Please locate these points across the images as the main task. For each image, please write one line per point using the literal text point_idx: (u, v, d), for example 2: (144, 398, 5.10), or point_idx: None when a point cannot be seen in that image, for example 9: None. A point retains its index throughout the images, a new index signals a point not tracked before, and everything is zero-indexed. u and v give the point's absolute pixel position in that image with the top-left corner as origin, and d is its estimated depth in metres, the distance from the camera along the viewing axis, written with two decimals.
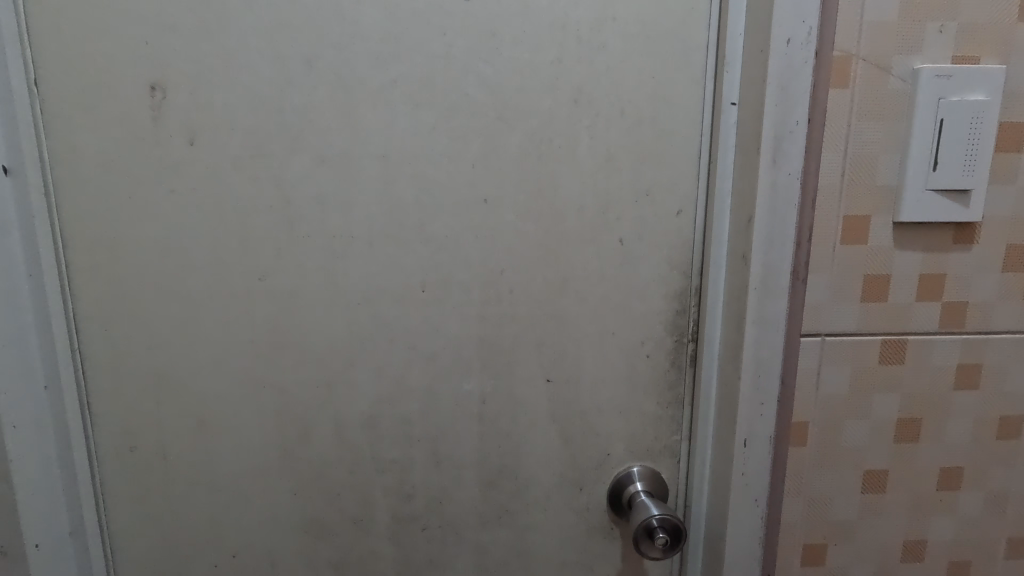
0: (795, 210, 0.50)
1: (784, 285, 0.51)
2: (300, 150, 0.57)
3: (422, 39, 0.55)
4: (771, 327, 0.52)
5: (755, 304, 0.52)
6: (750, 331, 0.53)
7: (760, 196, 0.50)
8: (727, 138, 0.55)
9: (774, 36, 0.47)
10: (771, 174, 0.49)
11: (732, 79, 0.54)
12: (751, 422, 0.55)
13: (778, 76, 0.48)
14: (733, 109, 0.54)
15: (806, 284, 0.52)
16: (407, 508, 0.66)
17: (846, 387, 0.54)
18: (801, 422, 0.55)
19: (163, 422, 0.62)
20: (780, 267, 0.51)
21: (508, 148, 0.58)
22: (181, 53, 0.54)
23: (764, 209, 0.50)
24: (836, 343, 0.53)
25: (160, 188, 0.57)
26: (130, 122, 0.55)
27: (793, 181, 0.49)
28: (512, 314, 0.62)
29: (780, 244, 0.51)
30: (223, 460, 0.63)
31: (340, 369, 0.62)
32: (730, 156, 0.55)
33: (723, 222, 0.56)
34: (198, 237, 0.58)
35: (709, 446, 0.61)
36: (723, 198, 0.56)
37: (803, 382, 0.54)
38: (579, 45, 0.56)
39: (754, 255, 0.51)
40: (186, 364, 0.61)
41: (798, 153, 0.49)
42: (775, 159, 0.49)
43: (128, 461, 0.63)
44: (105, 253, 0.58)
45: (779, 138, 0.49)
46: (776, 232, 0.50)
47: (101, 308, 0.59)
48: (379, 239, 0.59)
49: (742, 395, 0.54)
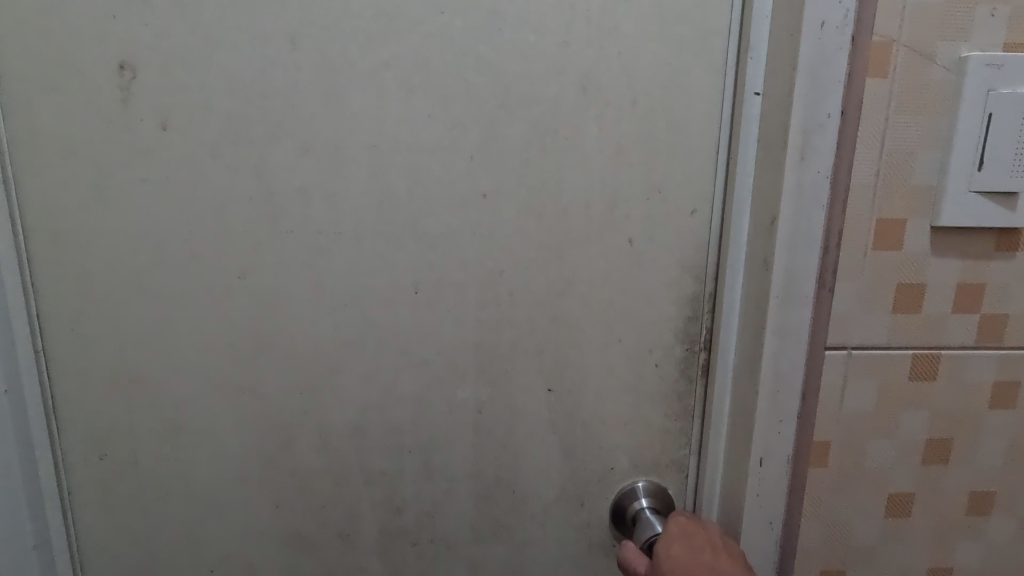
0: (823, 213, 0.45)
1: (809, 296, 0.47)
2: (283, 136, 0.52)
3: (418, 17, 0.51)
4: (791, 341, 0.48)
5: (775, 316, 0.47)
6: (769, 344, 0.48)
7: (785, 197, 0.45)
8: (749, 132, 0.50)
9: (807, 18, 0.42)
10: (798, 171, 0.44)
11: (756, 67, 0.49)
12: (768, 441, 0.50)
13: (809, 62, 0.42)
14: (756, 100, 0.49)
15: (830, 292, 0.47)
16: (396, 521, 0.62)
17: (874, 404, 0.50)
18: (823, 441, 0.51)
19: (135, 430, 0.58)
20: (804, 276, 0.46)
21: (509, 138, 0.54)
22: (152, 28, 0.49)
23: (789, 211, 0.45)
24: (864, 357, 0.49)
25: (132, 179, 0.52)
26: (95, 103, 0.51)
27: (823, 179, 0.44)
28: (511, 317, 0.58)
29: (806, 249, 0.46)
30: (200, 470, 0.59)
31: (325, 374, 0.58)
32: (751, 151, 0.50)
33: (743, 224, 0.51)
34: (173, 231, 0.54)
35: (720, 463, 0.57)
36: (743, 198, 0.51)
37: (825, 398, 0.50)
38: (588, 27, 0.52)
39: (776, 262, 0.46)
40: (157, 368, 0.57)
41: (828, 149, 0.44)
42: (803, 155, 0.44)
43: (98, 472, 0.59)
44: (70, 249, 0.54)
45: (808, 132, 0.43)
46: (802, 235, 0.45)
47: (68, 306, 0.55)
48: (368, 235, 0.55)
49: (759, 410, 0.50)
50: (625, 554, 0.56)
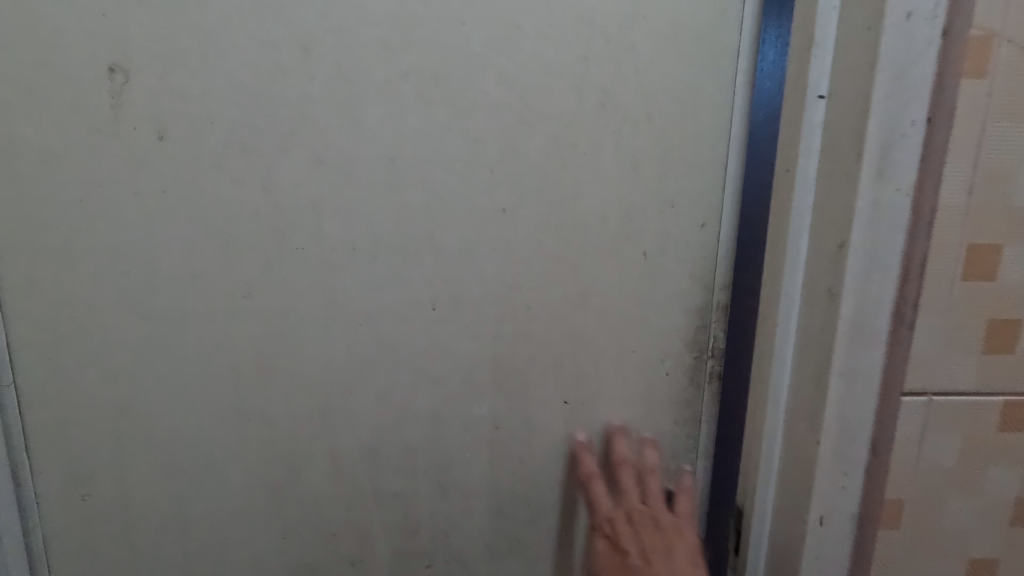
0: (903, 235, 0.42)
1: (883, 323, 0.43)
2: (293, 148, 0.49)
3: (438, 28, 0.50)
4: (863, 371, 0.44)
5: (846, 343, 0.44)
6: (838, 375, 0.45)
7: (858, 216, 0.42)
8: (812, 139, 0.45)
9: (890, 11, 0.39)
10: (875, 188, 0.41)
11: (821, 66, 0.44)
12: (832, 487, 0.47)
13: (893, 63, 0.40)
14: (819, 103, 0.44)
15: (911, 329, 0.43)
16: (410, 542, 0.60)
17: (957, 459, 0.45)
18: (896, 501, 0.46)
19: (121, 465, 0.53)
20: (878, 303, 0.43)
21: (528, 152, 0.53)
22: (148, 29, 0.45)
23: (862, 232, 0.42)
24: (949, 401, 0.44)
25: (121, 192, 0.48)
26: (80, 110, 0.46)
27: (901, 198, 0.41)
28: (528, 331, 0.57)
29: (882, 275, 0.43)
30: (195, 504, 0.55)
31: (336, 396, 0.55)
32: (813, 161, 0.45)
33: (802, 242, 0.47)
34: (168, 249, 0.49)
35: (770, 505, 0.52)
36: (805, 215, 0.46)
37: (902, 449, 0.45)
38: (607, 44, 0.52)
39: (846, 287, 0.43)
40: (149, 397, 0.52)
41: (908, 165, 0.41)
42: (881, 170, 0.41)
43: (78, 512, 0.54)
44: (47, 270, 0.49)
45: (888, 143, 0.41)
46: (876, 260, 0.42)
47: (44, 333, 0.50)
48: (383, 250, 0.53)
49: (818, 454, 0.47)
50: (585, 468, 0.59)
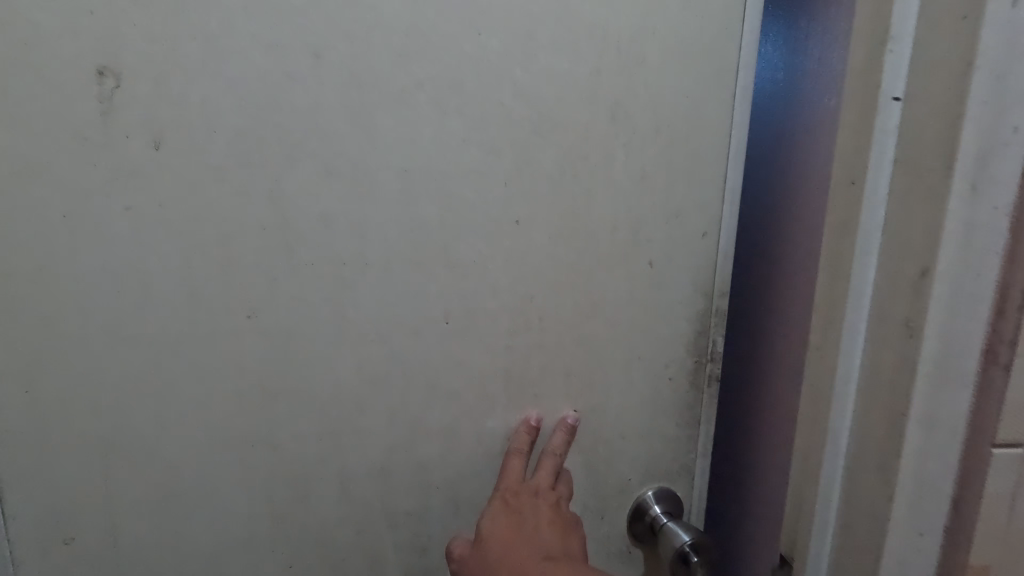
0: (996, 261, 0.39)
1: (972, 366, 0.41)
2: (302, 158, 0.47)
3: (453, 37, 0.48)
4: (942, 416, 0.42)
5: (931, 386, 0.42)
6: (915, 426, 0.42)
7: (950, 238, 0.39)
8: (885, 149, 0.43)
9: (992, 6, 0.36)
10: (971, 206, 0.39)
11: (897, 63, 0.42)
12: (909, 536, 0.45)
13: (995, 62, 0.37)
14: (895, 105, 0.42)
15: (1005, 369, 0.41)
16: (422, 561, 0.59)
17: None
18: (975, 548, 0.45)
19: (111, 501, 0.49)
20: (970, 341, 0.41)
21: (543, 164, 0.53)
22: (143, 29, 0.42)
23: (953, 254, 0.39)
24: None
25: (111, 206, 0.44)
26: (64, 116, 0.42)
27: (999, 217, 0.39)
28: (541, 343, 0.57)
29: (976, 308, 0.40)
30: (194, 537, 0.52)
31: (346, 416, 0.53)
32: (888, 170, 0.43)
33: (870, 263, 0.44)
34: (165, 267, 0.46)
35: (830, 530, 0.50)
36: (871, 232, 0.44)
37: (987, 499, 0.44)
38: (619, 57, 0.53)
39: (932, 319, 0.40)
40: (142, 427, 0.48)
41: (1005, 180, 0.38)
42: (976, 184, 0.38)
43: (60, 555, 0.49)
44: (24, 293, 0.44)
45: (986, 154, 0.38)
46: (966, 292, 0.40)
47: (19, 363, 0.45)
48: (396, 264, 0.51)
49: (900, 495, 0.44)
50: (554, 445, 0.58)
